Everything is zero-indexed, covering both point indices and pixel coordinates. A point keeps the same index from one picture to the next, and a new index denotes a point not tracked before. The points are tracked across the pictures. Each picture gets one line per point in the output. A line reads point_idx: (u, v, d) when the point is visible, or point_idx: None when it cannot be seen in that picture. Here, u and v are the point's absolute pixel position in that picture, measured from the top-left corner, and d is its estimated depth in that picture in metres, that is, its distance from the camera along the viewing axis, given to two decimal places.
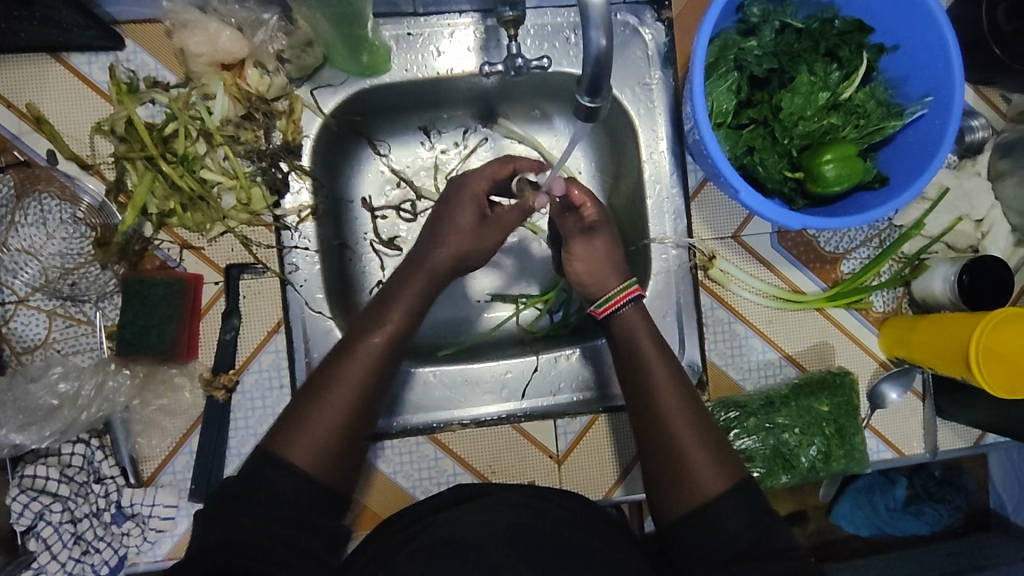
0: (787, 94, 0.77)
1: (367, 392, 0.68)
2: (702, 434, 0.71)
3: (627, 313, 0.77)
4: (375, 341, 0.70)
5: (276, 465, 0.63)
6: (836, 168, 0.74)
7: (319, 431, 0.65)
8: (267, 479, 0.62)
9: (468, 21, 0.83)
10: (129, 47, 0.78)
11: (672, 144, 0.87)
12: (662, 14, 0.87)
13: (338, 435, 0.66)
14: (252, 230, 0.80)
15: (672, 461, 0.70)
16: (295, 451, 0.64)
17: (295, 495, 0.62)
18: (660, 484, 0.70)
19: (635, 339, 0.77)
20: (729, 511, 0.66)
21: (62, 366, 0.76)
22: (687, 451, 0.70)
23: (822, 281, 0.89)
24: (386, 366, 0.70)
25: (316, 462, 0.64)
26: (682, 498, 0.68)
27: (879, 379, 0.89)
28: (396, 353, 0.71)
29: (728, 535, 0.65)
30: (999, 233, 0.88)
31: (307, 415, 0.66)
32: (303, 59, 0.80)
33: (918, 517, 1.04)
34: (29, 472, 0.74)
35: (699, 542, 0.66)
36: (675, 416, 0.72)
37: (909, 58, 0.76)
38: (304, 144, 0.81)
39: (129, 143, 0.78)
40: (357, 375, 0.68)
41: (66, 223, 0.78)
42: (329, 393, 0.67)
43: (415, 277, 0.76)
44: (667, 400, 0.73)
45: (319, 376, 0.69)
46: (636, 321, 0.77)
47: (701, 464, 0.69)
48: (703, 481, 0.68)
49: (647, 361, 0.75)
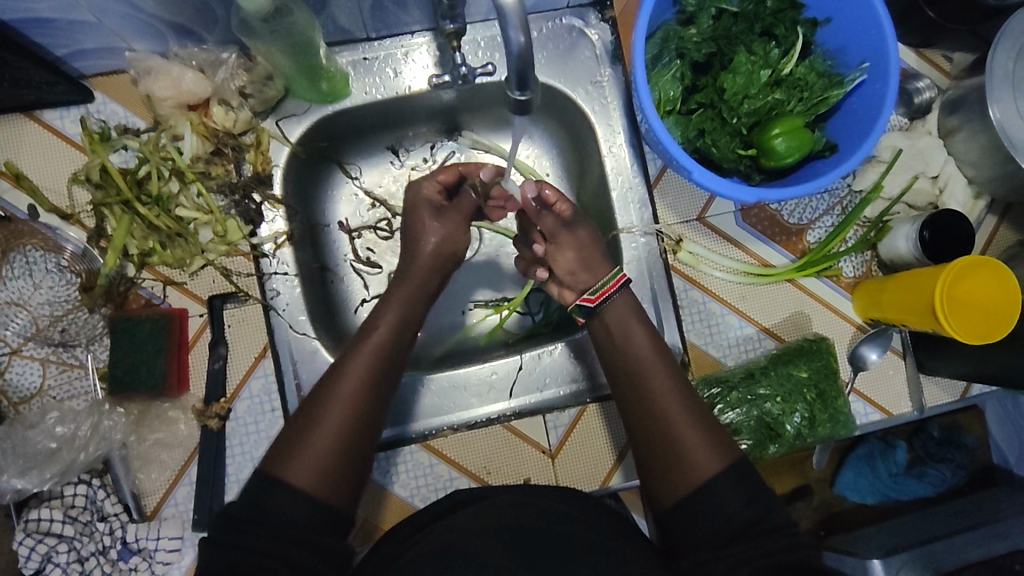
0: (729, 75, 0.80)
1: (364, 409, 0.69)
2: (703, 416, 0.73)
3: (618, 299, 0.80)
4: (364, 359, 0.72)
5: (278, 489, 0.63)
6: (785, 141, 0.77)
7: (320, 453, 0.66)
8: (269, 503, 0.63)
9: (421, 41, 0.87)
10: (97, 98, 0.82)
11: (629, 136, 0.90)
12: (606, 13, 0.90)
13: (338, 454, 0.67)
14: (232, 260, 0.82)
15: (675, 442, 0.71)
16: (293, 474, 0.64)
17: (303, 517, 0.63)
18: (658, 470, 0.71)
19: (629, 326, 0.79)
20: (727, 487, 0.67)
21: (58, 411, 0.78)
22: (691, 431, 0.71)
23: (790, 253, 0.91)
24: (379, 382, 0.72)
25: (317, 481, 0.65)
26: (683, 480, 0.69)
27: (858, 341, 0.90)
28: (387, 369, 0.73)
29: (732, 513, 0.66)
30: (956, 187, 0.90)
31: (303, 438, 0.66)
32: (264, 93, 0.82)
33: (921, 479, 1.04)
34: (33, 516, 0.76)
35: (700, 524, 0.67)
36: (676, 397, 0.73)
37: (842, 29, 0.79)
38: (275, 174, 0.84)
39: (105, 190, 0.81)
40: (352, 394, 0.69)
41: (52, 272, 0.81)
42: (325, 413, 0.68)
43: (396, 291, 0.79)
44: (666, 383, 0.74)
45: (313, 398, 0.70)
46: (625, 309, 0.80)
47: (705, 444, 0.70)
48: (703, 461, 0.69)
49: (643, 346, 0.77)
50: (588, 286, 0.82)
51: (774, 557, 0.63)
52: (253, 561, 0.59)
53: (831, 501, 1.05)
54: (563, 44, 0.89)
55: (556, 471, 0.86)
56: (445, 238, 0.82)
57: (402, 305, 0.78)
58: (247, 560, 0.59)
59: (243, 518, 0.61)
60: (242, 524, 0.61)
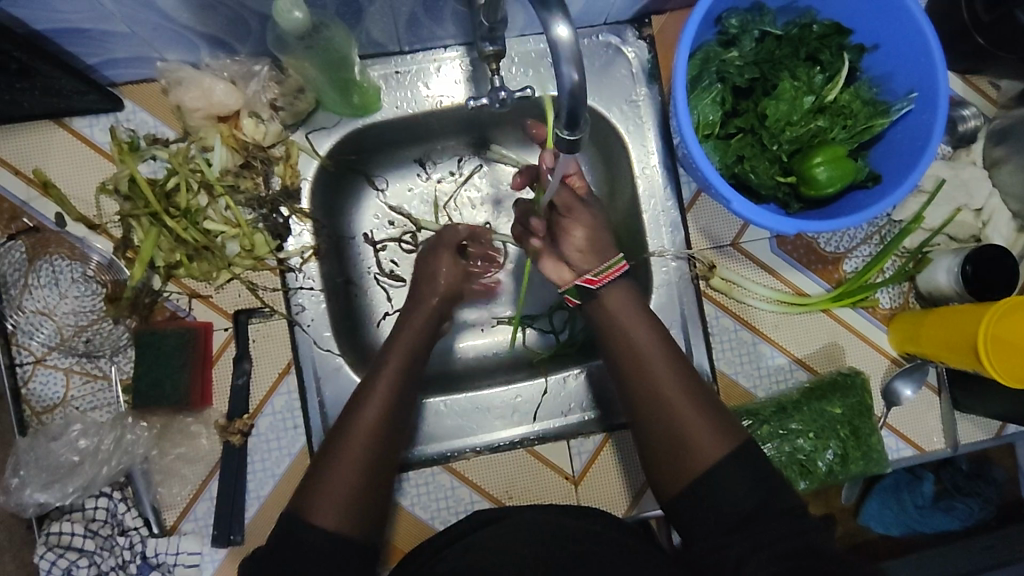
0: (772, 101, 0.78)
1: (381, 444, 0.68)
2: (703, 398, 0.70)
3: (611, 289, 0.76)
4: (381, 389, 0.71)
5: (306, 528, 0.62)
6: (827, 170, 0.75)
7: (341, 490, 0.65)
8: (296, 538, 0.61)
9: (453, 55, 0.85)
10: (127, 107, 0.81)
11: (663, 157, 0.88)
12: (644, 31, 0.88)
13: (360, 490, 0.65)
14: (258, 275, 0.82)
15: (676, 431, 0.68)
16: (318, 512, 0.63)
17: (329, 555, 0.61)
18: (659, 461, 0.70)
19: (622, 312, 0.75)
20: (728, 477, 0.65)
21: (81, 423, 0.78)
22: (692, 418, 0.69)
23: (825, 282, 0.88)
24: (398, 414, 0.71)
25: (341, 519, 0.63)
26: (685, 471, 0.67)
27: (893, 375, 0.88)
28: (404, 401, 0.72)
29: (739, 500, 0.64)
30: (1000, 220, 0.87)
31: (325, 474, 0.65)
32: (296, 105, 0.81)
33: (948, 512, 1.01)
34: (55, 529, 0.75)
35: (706, 516, 0.65)
36: (673, 382, 0.71)
37: (889, 56, 0.77)
38: (303, 187, 0.83)
39: (133, 201, 0.80)
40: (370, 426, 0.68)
41: (78, 282, 0.80)
42: (344, 447, 0.67)
43: (412, 321, 0.78)
44: (663, 367, 0.71)
45: (333, 436, 0.69)
46: (623, 296, 0.76)
47: (706, 428, 0.68)
48: (704, 446, 0.67)
49: (636, 328, 0.74)
50: (590, 269, 0.78)
51: (783, 545, 0.61)
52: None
53: (854, 531, 1.03)
54: (599, 62, 0.87)
55: (578, 497, 0.85)
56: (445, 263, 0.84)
57: (417, 335, 0.77)
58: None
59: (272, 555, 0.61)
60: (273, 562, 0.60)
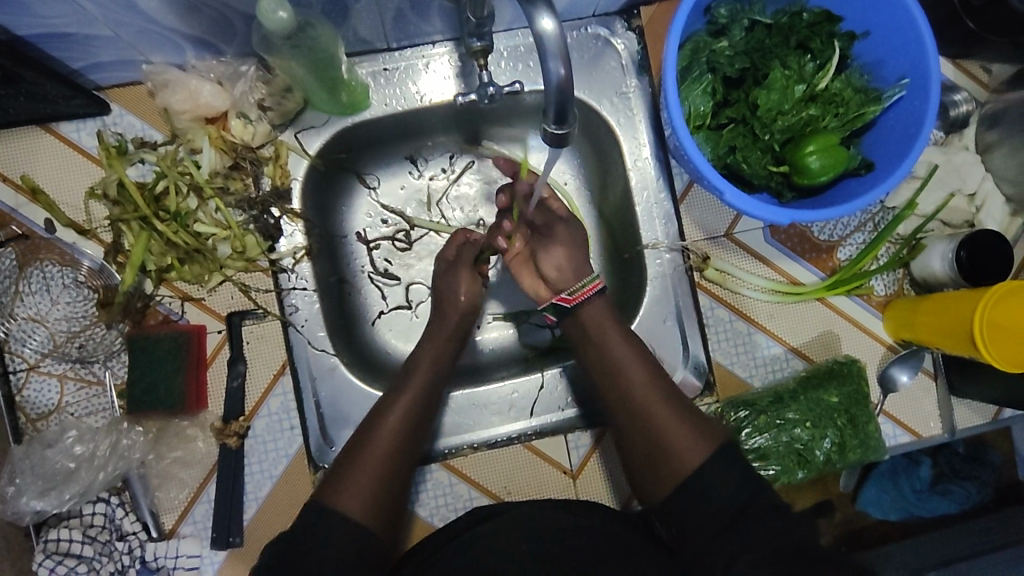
0: (763, 91, 0.77)
1: (409, 440, 0.70)
2: (678, 403, 0.70)
3: (587, 306, 0.76)
4: (411, 392, 0.72)
5: (334, 516, 0.63)
6: (820, 159, 0.75)
7: (367, 482, 0.66)
8: (315, 523, 0.62)
9: (442, 51, 0.85)
10: (114, 110, 0.80)
11: (655, 150, 0.88)
12: (633, 23, 0.88)
13: (385, 484, 0.67)
14: (250, 276, 0.81)
15: (656, 437, 0.69)
16: (345, 501, 0.64)
17: (353, 543, 0.62)
18: (642, 468, 0.70)
19: (595, 325, 0.75)
20: (714, 476, 0.65)
21: (76, 429, 0.77)
22: (668, 425, 0.69)
23: (819, 270, 0.88)
24: (426, 415, 0.73)
25: (367, 510, 0.64)
26: (669, 477, 0.67)
27: (889, 362, 0.88)
28: (432, 406, 0.73)
29: (727, 499, 0.64)
30: (993, 205, 0.87)
31: (349, 466, 0.67)
32: (284, 105, 0.81)
33: (945, 496, 1.02)
34: (53, 537, 0.75)
35: (696, 517, 0.65)
36: (646, 390, 0.71)
37: (881, 43, 0.76)
38: (293, 187, 0.83)
39: (122, 205, 0.79)
40: (397, 426, 0.70)
41: (69, 288, 0.80)
42: (371, 442, 0.68)
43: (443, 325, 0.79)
44: (636, 376, 0.72)
45: (361, 432, 0.70)
46: (595, 307, 0.76)
47: (685, 432, 0.68)
48: (684, 450, 0.67)
49: (608, 339, 0.74)
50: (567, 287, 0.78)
51: (777, 541, 0.61)
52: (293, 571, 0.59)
53: (852, 517, 1.02)
54: (588, 55, 0.87)
55: (576, 490, 0.86)
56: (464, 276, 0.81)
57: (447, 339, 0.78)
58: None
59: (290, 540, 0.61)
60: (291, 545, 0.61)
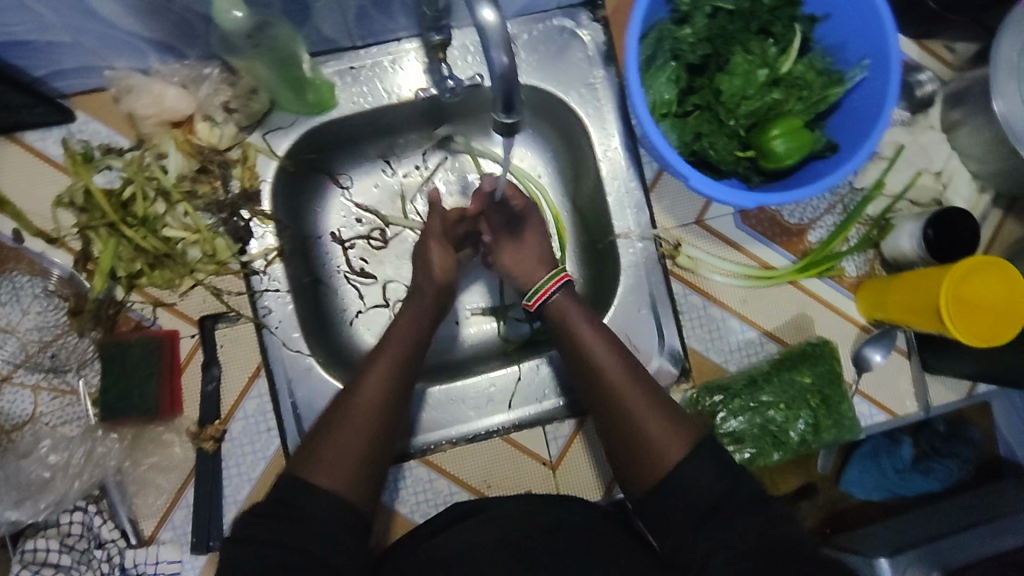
0: (726, 77, 0.78)
1: (387, 409, 0.68)
2: (652, 390, 0.71)
3: (558, 299, 0.79)
4: (387, 363, 0.71)
5: (308, 489, 0.61)
6: (785, 142, 0.75)
7: (342, 453, 0.64)
8: (295, 499, 0.61)
9: (410, 47, 0.84)
10: (79, 118, 0.80)
11: (624, 139, 0.88)
12: (597, 13, 0.88)
13: (361, 453, 0.65)
14: (222, 279, 0.81)
15: (628, 422, 0.70)
16: (319, 473, 0.62)
17: (328, 515, 0.60)
18: (624, 461, 0.70)
19: (570, 319, 0.77)
20: (693, 470, 0.65)
21: (51, 439, 0.78)
22: (647, 417, 0.69)
23: (791, 254, 0.89)
24: (403, 383, 0.71)
25: (342, 482, 0.63)
26: (641, 461, 0.68)
27: (862, 343, 0.89)
28: (410, 375, 0.72)
29: (704, 488, 0.64)
30: (959, 182, 0.88)
31: (328, 438, 0.65)
32: (251, 106, 0.80)
33: (927, 475, 1.00)
34: (30, 547, 0.74)
35: (677, 506, 0.65)
36: (621, 374, 0.72)
37: (841, 25, 0.77)
38: (262, 189, 0.82)
39: (90, 212, 0.79)
40: (376, 395, 0.68)
41: (40, 297, 0.79)
42: (350, 413, 0.67)
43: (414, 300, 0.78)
44: (612, 364, 0.73)
45: (337, 404, 0.68)
46: (568, 306, 0.79)
47: (658, 419, 0.69)
48: (655, 434, 0.68)
49: (582, 329, 0.76)
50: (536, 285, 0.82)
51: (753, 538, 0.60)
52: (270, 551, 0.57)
53: (836, 499, 1.01)
54: (554, 47, 0.87)
55: (557, 481, 0.86)
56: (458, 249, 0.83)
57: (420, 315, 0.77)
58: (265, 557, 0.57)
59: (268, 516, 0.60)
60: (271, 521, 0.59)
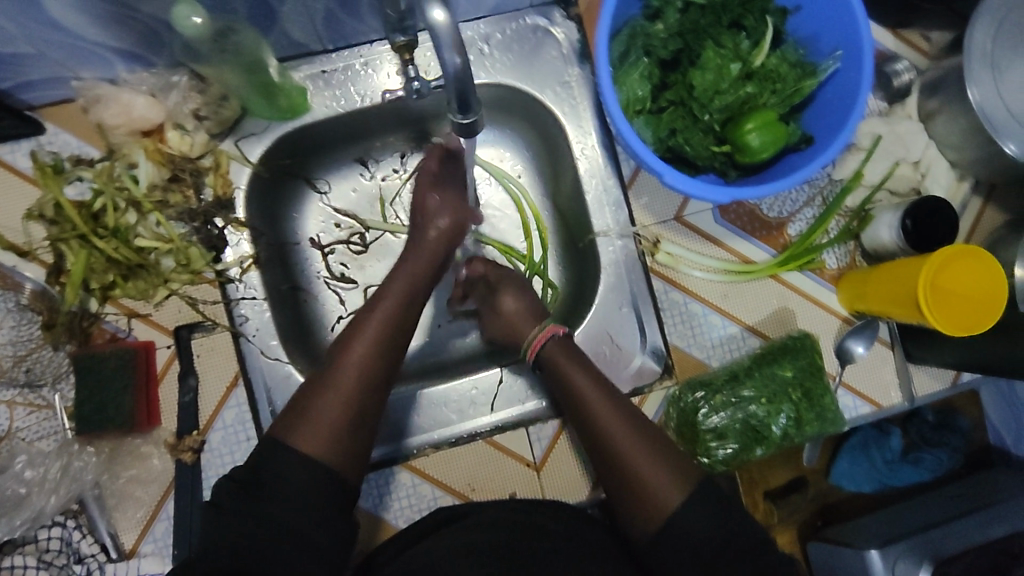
0: (698, 71, 0.77)
1: (373, 373, 0.68)
2: (650, 435, 0.69)
3: (550, 347, 0.76)
4: (375, 329, 0.70)
5: (288, 454, 0.62)
6: (759, 135, 0.74)
7: (326, 417, 0.64)
8: (272, 467, 0.61)
9: (382, 49, 0.84)
10: (48, 129, 0.79)
11: (601, 137, 0.87)
12: (570, 11, 0.87)
13: (345, 418, 0.65)
14: (197, 288, 0.80)
15: (626, 467, 0.67)
16: (300, 439, 0.63)
17: (308, 483, 0.61)
18: (624, 508, 0.68)
19: (562, 364, 0.75)
20: (693, 516, 0.64)
21: (27, 454, 0.77)
22: (647, 468, 0.67)
23: (771, 248, 0.88)
24: (392, 345, 0.70)
25: (324, 447, 0.63)
26: (642, 507, 0.66)
27: (845, 335, 0.88)
28: (397, 340, 0.71)
29: (705, 537, 0.63)
30: (938, 171, 0.87)
31: (309, 404, 0.65)
32: (221, 113, 0.80)
33: (917, 464, 0.96)
34: (8, 564, 0.73)
35: (679, 555, 0.63)
36: (617, 420, 0.70)
37: (812, 16, 0.76)
38: (236, 197, 0.82)
39: (60, 224, 0.78)
40: (360, 362, 0.67)
41: (13, 312, 0.78)
42: (333, 377, 0.66)
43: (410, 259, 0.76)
44: (608, 409, 0.71)
45: (321, 370, 0.68)
46: (562, 354, 0.76)
47: (658, 465, 0.67)
48: (656, 478, 0.66)
49: (575, 376, 0.73)
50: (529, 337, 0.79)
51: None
52: (247, 558, 0.57)
53: (827, 491, 0.96)
54: (527, 46, 0.86)
55: (541, 484, 0.85)
56: (445, 253, 0.78)
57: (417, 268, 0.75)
58: (240, 542, 0.58)
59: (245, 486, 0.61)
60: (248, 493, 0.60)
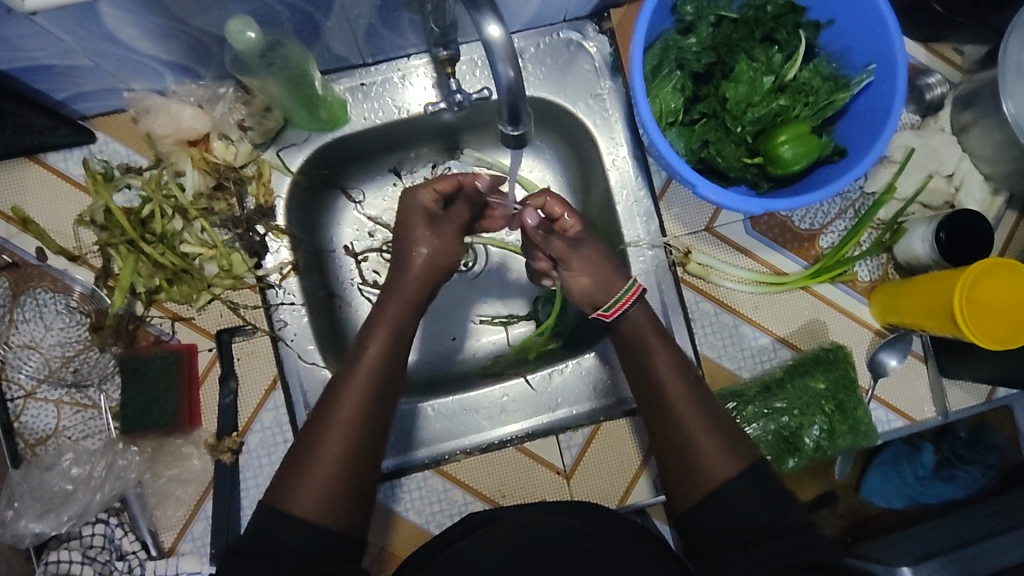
0: (731, 84, 0.78)
1: (366, 425, 0.66)
2: (715, 424, 0.69)
3: (634, 313, 0.75)
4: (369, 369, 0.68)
5: (283, 516, 0.61)
6: (792, 148, 0.75)
7: (320, 475, 0.62)
8: (275, 534, 0.60)
9: (418, 63, 0.86)
10: (99, 138, 0.82)
11: (632, 149, 0.88)
12: (604, 25, 0.89)
13: (340, 474, 0.63)
14: (239, 293, 0.83)
15: (685, 454, 0.68)
16: (296, 502, 0.61)
17: (305, 545, 0.60)
18: (675, 482, 0.68)
19: (642, 339, 0.74)
20: (740, 498, 0.64)
21: (73, 452, 0.79)
22: (705, 443, 0.67)
23: (803, 259, 0.89)
24: (386, 393, 0.68)
25: (319, 508, 0.61)
26: (696, 493, 0.66)
27: (877, 347, 0.88)
28: (389, 383, 0.69)
29: (748, 516, 0.63)
30: (972, 184, 0.87)
31: (305, 464, 0.63)
32: (265, 124, 0.82)
33: (949, 482, 0.92)
34: (53, 558, 0.77)
35: (715, 533, 0.64)
36: (687, 406, 0.70)
37: (845, 30, 0.77)
38: (277, 206, 0.84)
39: (110, 230, 0.81)
40: (355, 410, 0.66)
41: (62, 313, 0.81)
42: (327, 432, 0.65)
43: (395, 303, 0.74)
44: (676, 393, 0.71)
45: (313, 422, 0.66)
46: (639, 321, 0.75)
47: (718, 453, 0.67)
48: (714, 466, 0.66)
49: (654, 348, 0.73)
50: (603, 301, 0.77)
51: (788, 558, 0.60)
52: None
53: (857, 507, 0.95)
54: (561, 59, 0.88)
55: (571, 490, 0.86)
56: None
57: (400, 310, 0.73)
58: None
59: (248, 550, 0.59)
60: (246, 558, 0.58)
